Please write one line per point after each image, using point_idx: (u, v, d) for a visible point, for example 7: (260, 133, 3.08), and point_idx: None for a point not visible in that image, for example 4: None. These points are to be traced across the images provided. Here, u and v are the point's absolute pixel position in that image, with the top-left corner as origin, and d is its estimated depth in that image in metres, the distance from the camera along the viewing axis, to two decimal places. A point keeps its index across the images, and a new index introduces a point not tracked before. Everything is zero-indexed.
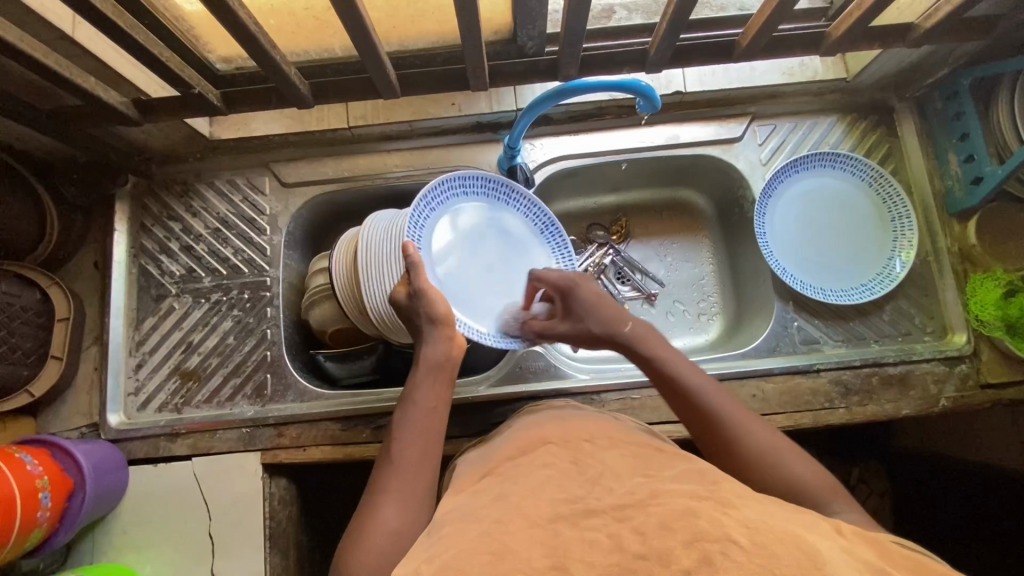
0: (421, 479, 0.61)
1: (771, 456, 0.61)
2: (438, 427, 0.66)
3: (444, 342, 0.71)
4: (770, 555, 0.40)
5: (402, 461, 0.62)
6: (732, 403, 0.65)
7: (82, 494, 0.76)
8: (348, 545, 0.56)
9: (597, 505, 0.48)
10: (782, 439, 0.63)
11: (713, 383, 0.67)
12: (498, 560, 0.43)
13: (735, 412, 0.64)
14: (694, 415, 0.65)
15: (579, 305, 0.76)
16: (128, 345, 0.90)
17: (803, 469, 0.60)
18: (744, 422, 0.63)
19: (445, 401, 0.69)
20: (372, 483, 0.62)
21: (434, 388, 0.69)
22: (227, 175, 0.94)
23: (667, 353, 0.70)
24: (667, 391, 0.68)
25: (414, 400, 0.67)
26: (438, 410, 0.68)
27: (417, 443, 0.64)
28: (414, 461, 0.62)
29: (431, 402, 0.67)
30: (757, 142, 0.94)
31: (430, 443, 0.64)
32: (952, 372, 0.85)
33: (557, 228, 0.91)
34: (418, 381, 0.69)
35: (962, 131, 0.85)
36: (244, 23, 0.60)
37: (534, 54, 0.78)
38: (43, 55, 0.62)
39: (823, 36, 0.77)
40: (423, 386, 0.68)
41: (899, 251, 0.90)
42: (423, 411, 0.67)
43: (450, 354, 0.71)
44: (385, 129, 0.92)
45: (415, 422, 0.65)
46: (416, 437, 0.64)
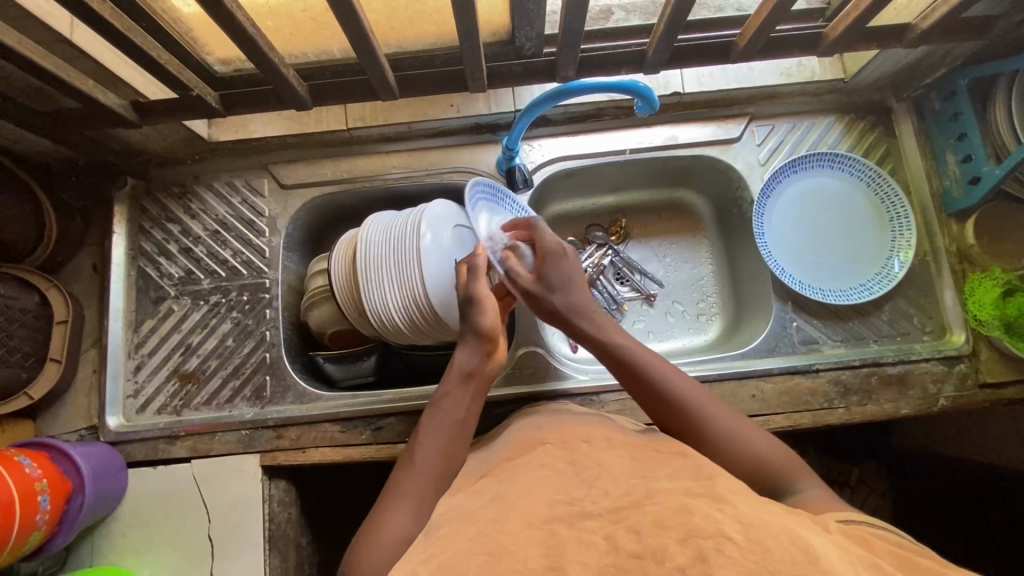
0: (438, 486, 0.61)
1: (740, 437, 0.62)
2: (464, 439, 0.66)
3: (483, 356, 0.70)
4: (764, 550, 0.40)
5: (423, 466, 0.62)
6: (691, 385, 0.66)
7: (81, 497, 0.76)
8: (359, 545, 0.56)
9: (594, 507, 0.48)
10: (746, 419, 0.64)
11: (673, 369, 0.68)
12: (494, 561, 0.43)
13: (697, 398, 0.65)
14: (660, 405, 0.66)
15: (568, 272, 0.73)
16: (127, 348, 0.90)
17: (765, 444, 0.62)
18: (707, 406, 0.64)
19: (474, 415, 0.68)
20: (389, 485, 0.62)
21: (463, 398, 0.68)
22: (226, 177, 0.94)
23: (626, 339, 0.70)
24: (629, 382, 0.68)
25: (443, 407, 0.67)
26: (466, 423, 0.67)
27: (440, 451, 0.64)
28: (434, 468, 0.62)
29: (460, 412, 0.67)
30: (755, 142, 0.94)
31: (452, 452, 0.64)
32: (951, 371, 0.85)
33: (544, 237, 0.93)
34: (449, 390, 0.68)
35: (959, 132, 0.86)
36: (241, 25, 0.60)
37: (533, 55, 0.78)
38: (40, 57, 0.63)
39: (821, 37, 0.77)
40: (453, 396, 0.68)
41: (898, 250, 0.90)
42: (450, 420, 0.66)
43: (486, 369, 0.70)
44: (384, 131, 0.93)
45: (441, 430, 0.65)
46: (441, 445, 0.64)
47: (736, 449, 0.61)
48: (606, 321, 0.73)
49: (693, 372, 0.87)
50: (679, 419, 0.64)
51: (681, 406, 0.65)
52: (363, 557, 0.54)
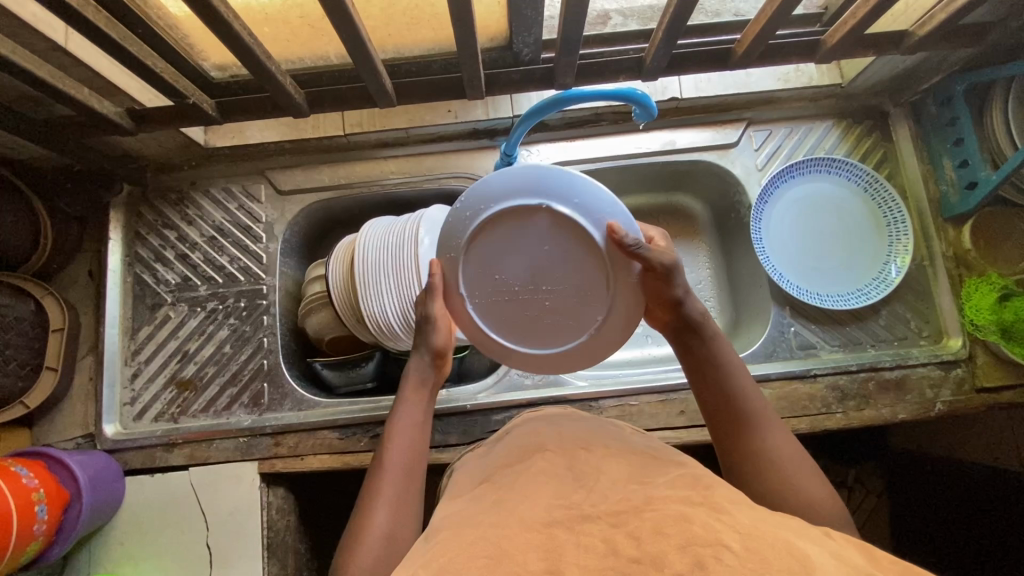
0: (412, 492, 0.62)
1: (775, 470, 0.58)
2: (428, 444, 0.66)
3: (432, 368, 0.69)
4: (762, 560, 0.38)
5: (394, 478, 0.61)
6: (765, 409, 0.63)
7: (78, 507, 0.76)
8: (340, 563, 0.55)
9: (592, 510, 0.46)
10: (797, 450, 0.60)
11: (752, 383, 0.64)
12: (493, 564, 0.42)
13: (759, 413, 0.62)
14: (720, 411, 0.64)
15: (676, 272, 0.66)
16: (124, 354, 0.89)
17: (817, 491, 0.57)
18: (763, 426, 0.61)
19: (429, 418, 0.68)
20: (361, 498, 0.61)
21: (422, 403, 0.68)
22: (223, 183, 0.94)
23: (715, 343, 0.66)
24: (701, 381, 0.66)
25: (401, 415, 0.66)
26: (424, 426, 0.67)
27: (406, 460, 0.63)
28: (406, 474, 0.62)
29: (419, 417, 0.67)
30: (753, 147, 0.94)
31: (420, 456, 0.64)
32: (948, 376, 0.85)
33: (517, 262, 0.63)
34: (405, 399, 0.67)
35: (956, 137, 0.86)
36: (238, 34, 0.60)
37: (530, 61, 0.78)
38: (36, 66, 0.62)
39: (819, 44, 0.77)
40: (412, 402, 0.67)
41: (895, 256, 0.91)
42: (411, 426, 0.66)
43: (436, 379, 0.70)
44: (382, 136, 0.92)
45: (405, 438, 0.64)
46: (408, 451, 0.64)
47: (767, 478, 0.58)
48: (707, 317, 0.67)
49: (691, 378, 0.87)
50: (732, 429, 0.62)
51: (743, 419, 0.62)
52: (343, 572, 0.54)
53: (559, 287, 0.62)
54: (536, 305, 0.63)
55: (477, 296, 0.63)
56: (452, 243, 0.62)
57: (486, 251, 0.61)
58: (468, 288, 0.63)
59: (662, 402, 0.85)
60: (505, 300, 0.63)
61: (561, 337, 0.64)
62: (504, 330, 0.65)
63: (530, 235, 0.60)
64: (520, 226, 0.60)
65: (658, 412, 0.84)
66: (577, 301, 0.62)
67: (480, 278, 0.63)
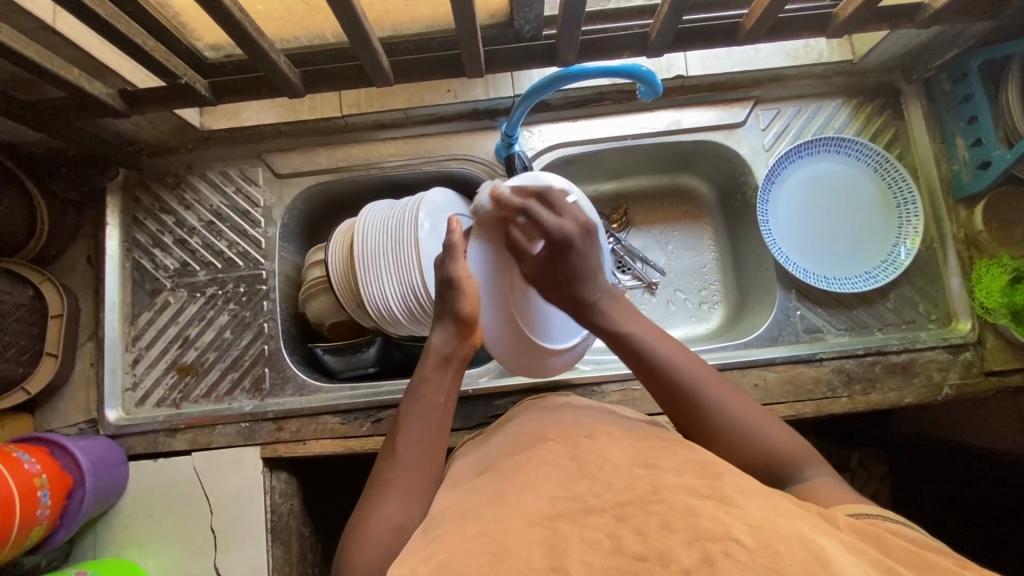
0: (427, 474, 0.61)
1: (744, 426, 0.59)
2: (444, 423, 0.65)
3: (457, 339, 0.69)
4: (773, 555, 0.38)
5: (407, 460, 0.60)
6: (704, 371, 0.63)
7: (82, 491, 0.76)
8: (348, 545, 0.55)
9: (596, 502, 0.46)
10: (740, 395, 0.62)
11: (679, 348, 0.65)
12: (496, 561, 0.41)
13: (699, 377, 0.62)
14: (660, 383, 0.63)
15: (568, 269, 0.71)
16: (124, 341, 0.89)
17: (780, 436, 0.58)
18: (705, 386, 0.61)
19: (451, 395, 0.67)
20: (373, 477, 0.60)
21: (442, 382, 0.67)
22: (220, 166, 0.93)
23: (633, 322, 0.68)
24: (633, 363, 0.66)
25: (422, 393, 0.65)
26: (445, 403, 0.66)
27: (424, 439, 0.62)
28: (422, 455, 0.61)
29: (440, 396, 0.66)
30: (760, 127, 0.92)
31: (437, 437, 0.63)
32: (955, 360, 0.84)
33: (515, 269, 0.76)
34: (427, 374, 0.66)
35: (971, 114, 0.83)
36: (228, 11, 0.58)
37: (532, 38, 0.76)
38: (24, 46, 0.60)
39: (830, 17, 0.74)
40: (431, 380, 0.66)
41: (905, 237, 0.89)
42: (431, 404, 0.65)
43: (461, 350, 0.69)
44: (379, 118, 0.91)
45: (424, 416, 0.64)
46: (427, 430, 0.63)
47: (732, 435, 0.59)
48: (613, 300, 0.71)
49: None
50: (673, 403, 0.62)
51: (685, 393, 0.61)
52: (350, 555, 0.54)
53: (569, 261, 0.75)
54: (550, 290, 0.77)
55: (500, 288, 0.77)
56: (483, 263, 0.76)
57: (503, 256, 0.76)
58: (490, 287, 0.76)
59: None
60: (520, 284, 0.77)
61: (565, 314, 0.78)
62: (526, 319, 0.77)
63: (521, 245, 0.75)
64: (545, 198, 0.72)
65: None
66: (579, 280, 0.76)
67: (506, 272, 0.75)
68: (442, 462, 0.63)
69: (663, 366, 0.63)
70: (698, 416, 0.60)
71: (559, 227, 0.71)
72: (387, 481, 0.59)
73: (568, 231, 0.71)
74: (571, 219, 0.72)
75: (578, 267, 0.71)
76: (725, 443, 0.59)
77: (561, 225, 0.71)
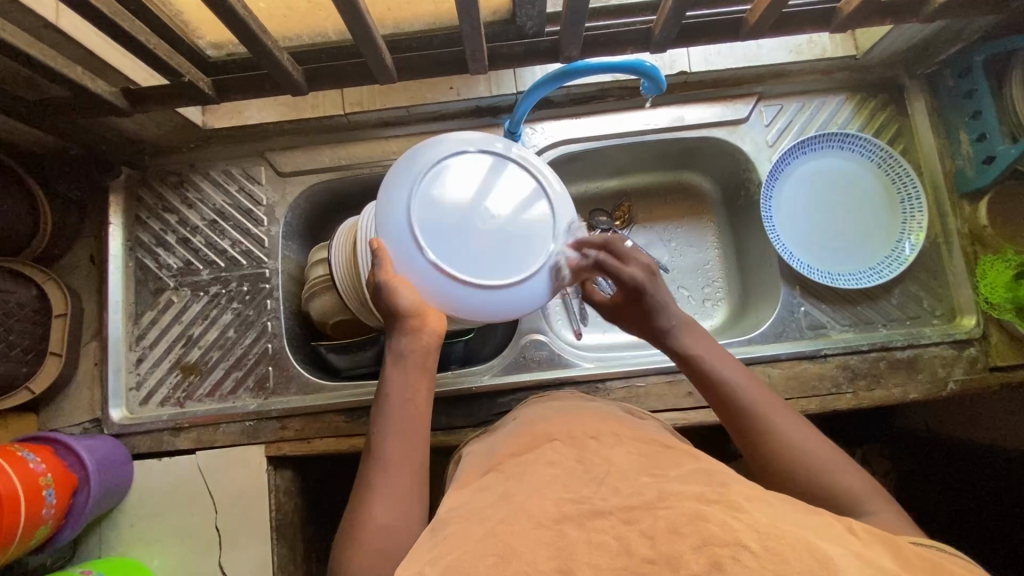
0: (413, 471, 0.60)
1: (811, 457, 0.57)
2: (421, 418, 0.63)
3: (411, 333, 0.63)
4: (782, 561, 0.37)
5: (386, 463, 0.59)
6: (777, 406, 0.61)
7: (86, 491, 0.76)
8: (339, 553, 0.55)
9: (604, 504, 0.45)
10: (808, 429, 0.59)
11: (753, 380, 0.63)
12: (503, 562, 0.41)
13: (767, 406, 0.60)
14: (730, 409, 0.62)
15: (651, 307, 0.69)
16: (128, 340, 0.89)
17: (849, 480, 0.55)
18: (772, 414, 0.60)
19: (423, 389, 0.64)
20: (357, 483, 0.60)
21: (409, 379, 0.64)
22: (222, 165, 0.93)
23: (708, 350, 0.66)
24: (706, 390, 0.65)
25: (387, 394, 0.64)
26: (416, 398, 0.64)
27: (398, 439, 0.61)
28: (399, 454, 0.60)
29: (406, 393, 0.63)
30: (763, 123, 0.92)
31: (412, 433, 0.62)
32: (960, 355, 0.84)
33: (452, 248, 0.62)
34: (391, 375, 0.65)
35: (974, 109, 0.84)
36: (231, 7, 0.58)
37: (535, 34, 0.76)
38: (27, 45, 0.60)
39: (834, 12, 0.74)
40: (397, 379, 0.64)
41: (909, 233, 0.89)
42: (398, 402, 0.63)
43: (420, 345, 0.63)
44: (382, 116, 0.91)
45: (394, 415, 0.62)
46: (401, 429, 0.61)
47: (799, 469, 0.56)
48: (690, 329, 0.69)
49: None
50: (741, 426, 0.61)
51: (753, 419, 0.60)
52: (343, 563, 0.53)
53: (497, 170, 0.65)
54: (506, 202, 0.63)
55: (483, 253, 0.61)
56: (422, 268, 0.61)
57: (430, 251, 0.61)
58: (472, 269, 0.61)
59: (670, 383, 0.84)
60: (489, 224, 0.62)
61: (556, 214, 0.65)
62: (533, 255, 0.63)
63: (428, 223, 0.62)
64: (416, 154, 0.65)
65: (665, 394, 0.84)
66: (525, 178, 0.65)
67: (460, 237, 0.62)
68: (425, 459, 0.62)
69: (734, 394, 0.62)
70: (764, 444, 0.58)
71: (629, 274, 0.68)
72: (371, 486, 0.58)
73: (639, 277, 0.69)
74: (636, 263, 0.69)
75: (653, 308, 0.69)
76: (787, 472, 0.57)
77: (632, 271, 0.68)
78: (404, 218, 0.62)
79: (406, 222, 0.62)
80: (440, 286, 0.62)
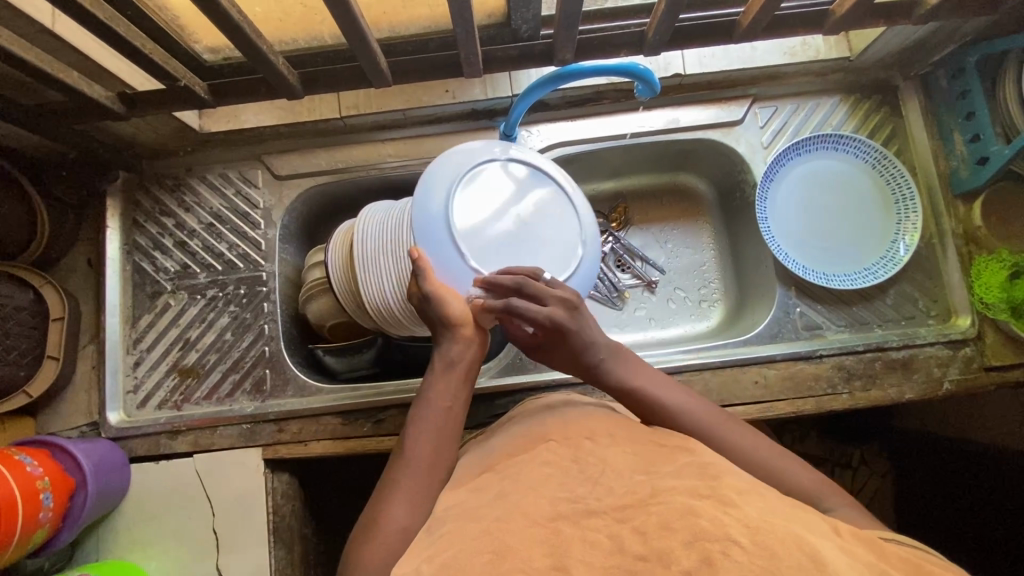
0: (438, 478, 0.59)
1: (768, 465, 0.58)
2: (455, 428, 0.63)
3: (461, 342, 0.65)
4: (772, 556, 0.38)
5: (416, 466, 0.59)
6: (720, 420, 0.62)
7: (84, 494, 0.76)
8: (354, 550, 0.54)
9: (598, 502, 0.45)
10: (753, 432, 0.61)
11: (688, 398, 0.63)
12: (498, 560, 0.41)
13: (712, 422, 0.61)
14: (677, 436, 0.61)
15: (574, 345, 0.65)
16: (126, 343, 0.89)
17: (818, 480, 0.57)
18: (721, 429, 0.61)
19: (461, 400, 0.65)
20: (382, 483, 0.59)
21: (450, 388, 0.64)
22: (219, 168, 0.93)
23: (641, 376, 0.65)
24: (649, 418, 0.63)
25: (428, 398, 0.64)
26: (454, 409, 0.64)
27: (433, 445, 0.61)
28: (431, 459, 0.60)
29: (447, 400, 0.63)
30: (758, 124, 0.92)
31: (446, 442, 0.62)
32: (955, 355, 0.84)
33: (489, 253, 0.65)
34: (433, 380, 0.64)
35: (968, 110, 0.84)
36: (226, 11, 0.58)
37: (529, 38, 0.76)
38: (25, 51, 0.61)
39: (827, 14, 0.74)
40: (439, 385, 0.64)
41: (904, 233, 0.89)
42: (438, 409, 0.63)
43: (465, 355, 0.65)
44: (378, 120, 0.91)
45: (431, 420, 0.62)
46: (437, 436, 0.61)
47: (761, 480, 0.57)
48: (617, 355, 0.67)
49: (694, 360, 0.85)
50: None
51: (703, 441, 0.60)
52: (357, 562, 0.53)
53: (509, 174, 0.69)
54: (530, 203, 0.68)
55: (516, 255, 0.66)
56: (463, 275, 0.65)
57: (468, 258, 0.65)
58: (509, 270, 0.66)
59: None
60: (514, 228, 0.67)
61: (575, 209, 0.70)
62: (563, 245, 0.68)
63: (462, 231, 0.65)
64: (432, 174, 0.67)
65: None
66: (534, 175, 0.70)
67: (499, 245, 0.66)
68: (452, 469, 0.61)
69: (678, 419, 0.61)
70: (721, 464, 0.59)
71: (546, 316, 0.63)
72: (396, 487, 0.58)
73: (558, 317, 0.63)
74: (555, 300, 0.63)
75: (577, 345, 0.65)
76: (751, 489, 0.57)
77: (550, 311, 0.63)
78: (443, 238, 0.64)
79: (441, 233, 0.65)
80: (479, 290, 0.65)
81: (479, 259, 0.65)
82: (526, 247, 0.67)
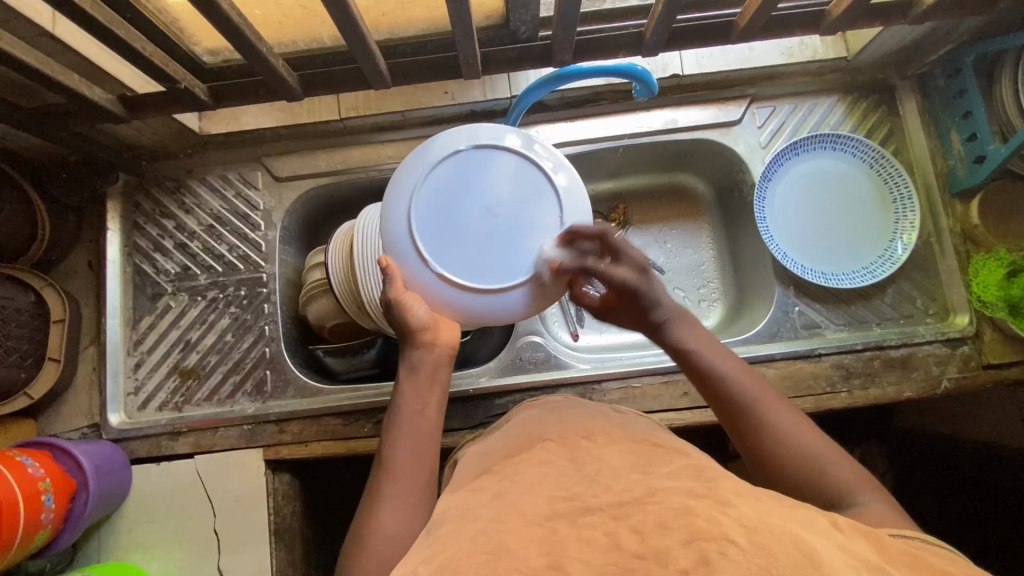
0: (420, 481, 0.59)
1: (810, 453, 0.56)
2: (431, 430, 0.63)
3: (426, 347, 0.65)
4: (769, 556, 0.37)
5: (396, 473, 0.59)
6: (773, 400, 0.60)
7: (85, 495, 0.76)
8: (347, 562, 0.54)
9: (594, 502, 0.46)
10: (804, 419, 0.59)
11: (748, 372, 0.62)
12: (494, 560, 0.41)
13: (764, 398, 0.60)
14: (724, 405, 0.61)
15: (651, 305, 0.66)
16: (126, 345, 0.89)
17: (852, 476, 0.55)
18: (770, 408, 0.59)
19: (433, 402, 0.65)
20: (366, 494, 0.59)
21: (420, 392, 0.65)
22: (219, 170, 0.93)
23: (701, 342, 0.65)
24: (700, 384, 0.64)
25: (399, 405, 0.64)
26: (426, 410, 0.64)
27: (409, 450, 0.61)
28: (409, 464, 0.60)
29: (418, 404, 0.64)
30: (756, 125, 0.92)
31: (424, 445, 0.62)
32: (954, 353, 0.84)
33: (457, 256, 0.63)
34: (403, 387, 0.65)
35: (965, 109, 0.84)
36: (225, 13, 0.58)
37: (528, 39, 0.76)
38: (20, 52, 0.61)
39: (824, 14, 0.75)
40: (409, 391, 0.65)
41: (901, 232, 0.89)
42: (410, 414, 0.63)
43: (433, 357, 0.66)
44: (378, 121, 0.91)
45: (404, 425, 0.63)
46: (412, 440, 0.62)
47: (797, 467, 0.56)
48: (682, 320, 0.67)
49: None
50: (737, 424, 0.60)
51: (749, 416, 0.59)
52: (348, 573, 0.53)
53: (493, 162, 0.65)
54: (505, 198, 0.64)
55: (484, 257, 0.63)
56: (429, 281, 0.64)
57: (434, 263, 0.63)
58: (475, 275, 0.63)
59: (666, 383, 0.84)
60: (485, 227, 0.63)
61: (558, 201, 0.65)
62: (533, 252, 0.64)
63: (428, 234, 0.63)
64: (404, 172, 0.65)
65: (660, 394, 0.84)
66: (515, 164, 0.65)
67: (464, 244, 0.63)
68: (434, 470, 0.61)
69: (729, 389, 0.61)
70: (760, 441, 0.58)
71: (622, 276, 0.65)
72: (379, 496, 0.58)
73: (632, 279, 0.65)
74: (629, 261, 0.65)
75: (648, 307, 0.66)
76: (786, 470, 0.56)
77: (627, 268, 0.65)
78: (404, 234, 0.63)
79: (407, 238, 0.64)
80: (447, 296, 0.64)
81: (445, 263, 0.63)
82: (496, 248, 0.63)
